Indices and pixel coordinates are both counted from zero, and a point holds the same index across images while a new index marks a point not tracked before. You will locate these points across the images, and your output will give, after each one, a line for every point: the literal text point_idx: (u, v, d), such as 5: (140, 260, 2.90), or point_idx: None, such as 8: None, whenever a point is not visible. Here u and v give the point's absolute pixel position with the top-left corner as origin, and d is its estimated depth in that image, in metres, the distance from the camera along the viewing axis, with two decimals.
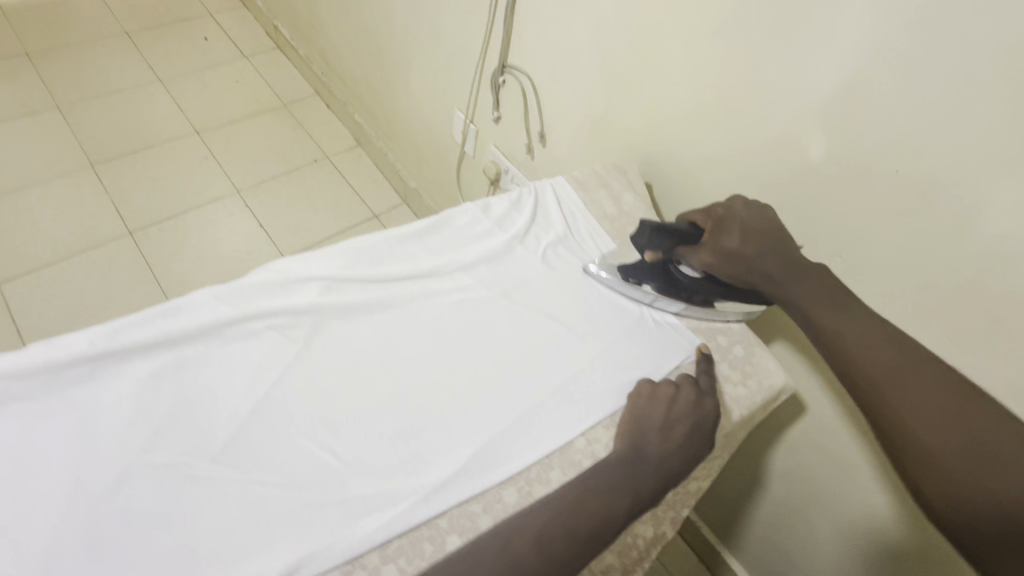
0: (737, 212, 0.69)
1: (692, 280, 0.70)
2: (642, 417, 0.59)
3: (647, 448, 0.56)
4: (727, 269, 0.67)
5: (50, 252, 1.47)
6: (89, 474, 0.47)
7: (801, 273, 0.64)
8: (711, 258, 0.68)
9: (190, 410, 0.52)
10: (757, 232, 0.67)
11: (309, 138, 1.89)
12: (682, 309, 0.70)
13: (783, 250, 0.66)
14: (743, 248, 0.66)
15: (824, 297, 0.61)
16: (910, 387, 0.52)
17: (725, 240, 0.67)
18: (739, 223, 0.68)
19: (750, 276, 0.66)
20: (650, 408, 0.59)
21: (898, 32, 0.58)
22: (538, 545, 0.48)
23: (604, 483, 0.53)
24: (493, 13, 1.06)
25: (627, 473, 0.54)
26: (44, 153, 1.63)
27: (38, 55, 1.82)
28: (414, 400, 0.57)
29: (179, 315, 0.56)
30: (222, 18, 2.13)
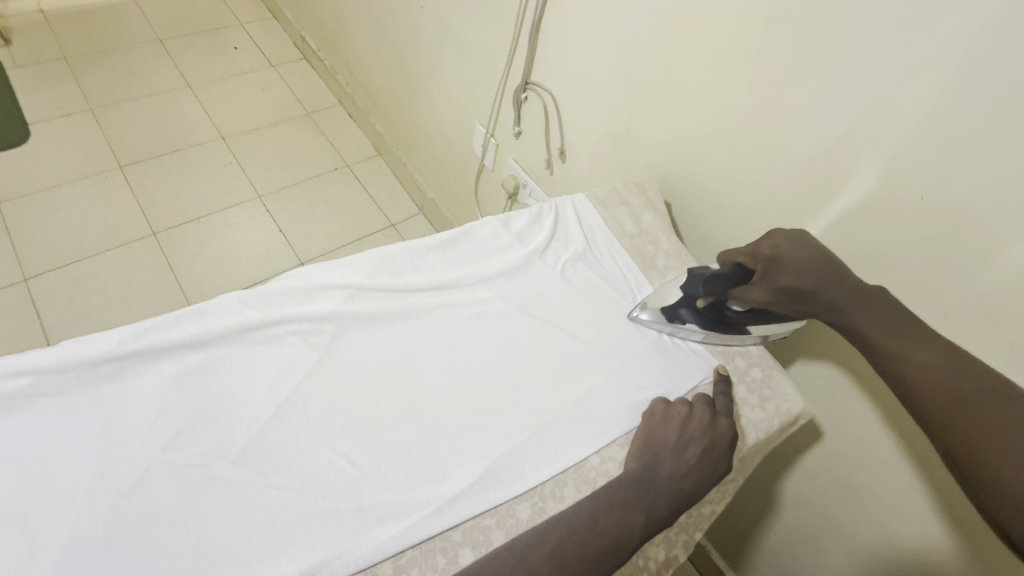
0: (782, 244, 0.67)
1: (740, 312, 0.69)
2: (656, 436, 0.59)
3: (660, 467, 0.56)
4: (783, 304, 0.65)
5: (77, 250, 1.51)
6: (112, 471, 0.48)
7: (863, 302, 0.63)
8: (768, 297, 0.65)
9: (211, 411, 0.52)
10: (809, 266, 0.65)
11: (331, 147, 1.92)
12: (726, 329, 0.70)
13: (841, 280, 0.65)
14: (799, 284, 0.64)
15: (887, 327, 0.60)
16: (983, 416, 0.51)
17: (779, 279, 0.65)
18: (789, 258, 0.66)
19: (805, 308, 0.65)
20: (665, 428, 0.59)
21: (927, 62, 0.58)
22: (552, 560, 0.47)
23: (618, 500, 0.53)
24: (518, 31, 1.08)
25: (640, 492, 0.54)
26: (76, 153, 1.68)
27: (75, 59, 1.89)
28: (431, 410, 0.58)
29: (205, 317, 0.57)
30: (251, 28, 2.19)
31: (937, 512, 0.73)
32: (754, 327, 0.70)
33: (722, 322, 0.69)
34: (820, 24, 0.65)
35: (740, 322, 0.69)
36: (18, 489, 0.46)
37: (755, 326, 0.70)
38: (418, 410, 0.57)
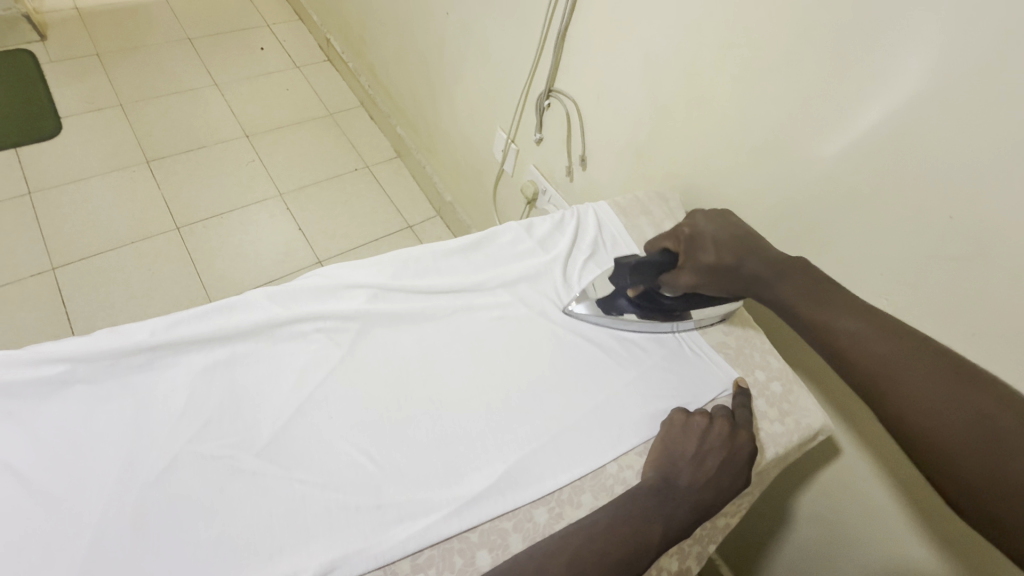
0: (700, 224, 0.70)
1: (673, 299, 0.71)
2: (674, 446, 0.59)
3: (678, 478, 0.56)
4: (713, 284, 0.67)
5: (103, 242, 1.54)
6: (141, 459, 0.49)
7: (785, 274, 0.63)
8: (694, 278, 0.67)
9: (237, 404, 0.53)
10: (728, 241, 0.67)
11: (352, 147, 1.95)
12: (663, 316, 0.71)
13: (761, 252, 0.66)
14: (722, 261, 0.66)
15: (809, 295, 0.60)
16: (912, 381, 0.51)
17: (700, 256, 0.67)
18: (706, 234, 0.68)
19: (734, 288, 0.66)
20: (683, 438, 0.59)
21: (960, 82, 0.58)
22: (571, 568, 0.47)
23: (636, 509, 0.53)
24: (544, 39, 1.09)
25: (657, 502, 0.54)
26: (105, 147, 1.72)
27: (107, 56, 1.94)
28: (451, 411, 0.58)
29: (233, 312, 0.58)
30: (277, 29, 2.23)
31: (959, 535, 0.71)
32: (696, 311, 0.72)
33: (659, 310, 0.71)
34: (851, 39, 0.65)
35: (677, 306, 0.71)
36: (51, 472, 0.47)
37: (696, 310, 0.72)
38: (438, 410, 0.58)
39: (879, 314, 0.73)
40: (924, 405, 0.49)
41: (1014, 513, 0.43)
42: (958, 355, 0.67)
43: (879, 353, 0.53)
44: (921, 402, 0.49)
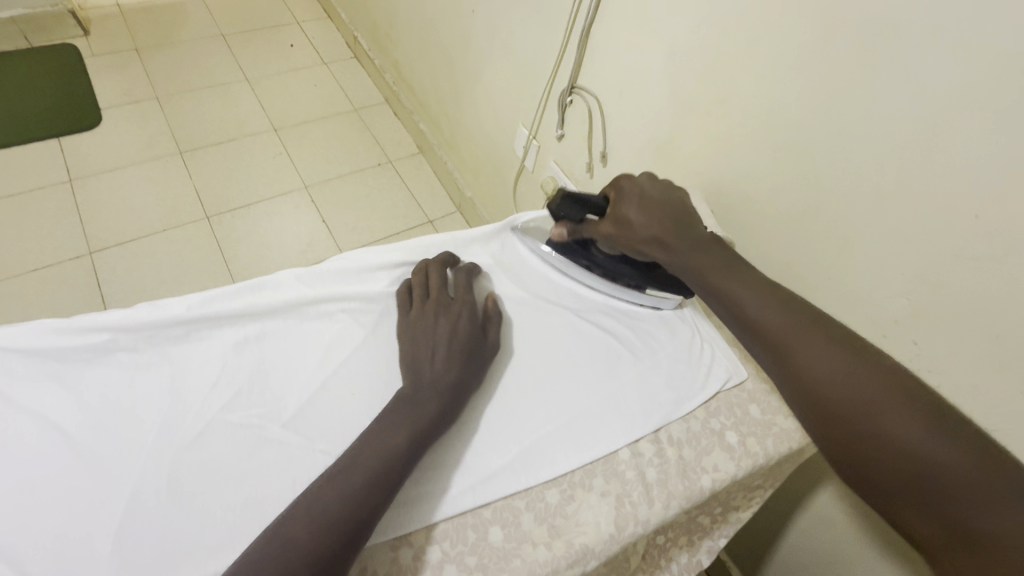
0: (640, 185, 0.69)
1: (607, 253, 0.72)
2: (447, 326, 0.59)
3: (426, 372, 0.56)
4: (629, 242, 0.68)
5: (136, 228, 1.60)
6: (177, 425, 0.52)
7: (699, 244, 0.64)
8: (611, 229, 0.69)
9: (266, 377, 0.56)
10: (656, 203, 0.67)
11: (376, 143, 1.99)
12: (601, 274, 0.73)
13: (684, 220, 0.66)
14: (642, 219, 0.67)
15: (716, 264, 0.62)
16: (812, 351, 0.52)
17: (625, 213, 0.68)
18: (637, 198, 0.68)
19: (650, 249, 0.66)
20: (445, 316, 0.61)
21: (988, 80, 0.58)
22: (314, 509, 0.45)
23: (418, 387, 0.55)
24: (568, 35, 1.10)
25: (405, 407, 0.53)
26: (141, 138, 1.79)
27: (144, 51, 2.01)
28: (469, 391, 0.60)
29: (265, 290, 0.61)
30: (307, 27, 2.29)
31: None
32: (651, 288, 0.72)
33: (592, 262, 0.73)
34: (878, 35, 0.65)
35: (615, 268, 0.72)
36: (95, 433, 0.50)
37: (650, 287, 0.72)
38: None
39: (899, 314, 0.73)
40: (820, 372, 0.51)
41: (878, 463, 0.47)
42: (981, 356, 0.66)
43: (785, 323, 0.55)
44: (818, 369, 0.51)
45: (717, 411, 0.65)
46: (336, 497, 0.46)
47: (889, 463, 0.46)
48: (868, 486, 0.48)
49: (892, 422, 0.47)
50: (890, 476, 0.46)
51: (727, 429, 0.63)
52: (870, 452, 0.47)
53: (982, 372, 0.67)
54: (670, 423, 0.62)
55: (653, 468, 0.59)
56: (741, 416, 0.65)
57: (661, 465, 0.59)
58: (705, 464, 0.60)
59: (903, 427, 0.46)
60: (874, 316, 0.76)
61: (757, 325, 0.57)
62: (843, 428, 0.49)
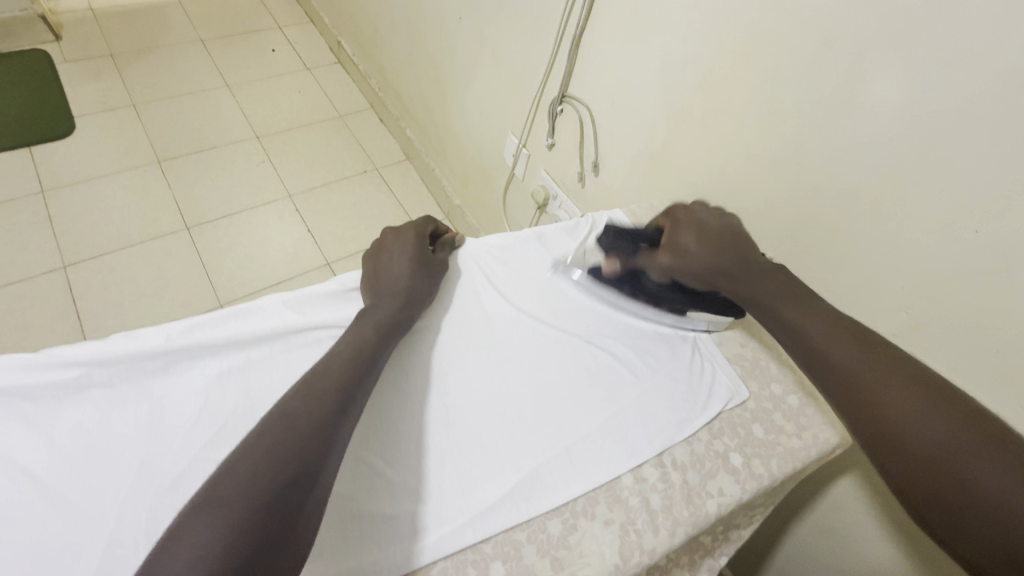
0: (696, 214, 0.69)
1: (657, 284, 0.69)
2: (395, 255, 0.67)
3: (383, 286, 0.63)
4: (690, 271, 0.66)
5: (114, 241, 1.55)
6: (156, 465, 0.49)
7: (757, 273, 0.64)
8: (670, 260, 0.67)
9: (252, 409, 0.53)
10: (715, 231, 0.67)
11: (361, 150, 1.96)
12: (646, 300, 0.71)
13: (742, 251, 0.66)
14: (699, 246, 0.66)
15: (781, 293, 0.62)
16: (880, 379, 0.51)
17: (682, 240, 0.67)
18: (696, 225, 0.68)
19: (711, 279, 0.65)
20: (392, 244, 0.69)
21: (987, 96, 0.57)
22: (305, 389, 0.48)
23: (377, 294, 0.62)
24: (558, 45, 1.09)
25: (365, 311, 0.59)
26: (117, 147, 1.73)
27: (120, 56, 1.95)
28: (468, 417, 0.58)
29: (250, 317, 0.58)
30: (289, 32, 2.24)
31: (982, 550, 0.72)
32: (692, 313, 0.71)
33: (642, 290, 0.70)
34: (875, 50, 0.64)
35: (661, 296, 0.70)
36: (67, 476, 0.47)
37: (692, 312, 0.71)
38: (449, 418, 0.58)
39: (898, 328, 0.73)
40: (890, 405, 0.50)
41: (958, 508, 0.43)
42: (982, 370, 0.66)
43: (854, 357, 0.54)
44: (888, 401, 0.50)
45: (720, 432, 0.64)
46: (302, 398, 0.47)
47: (964, 501, 0.43)
48: (943, 530, 0.44)
49: (974, 462, 0.44)
50: (971, 515, 0.43)
51: (731, 451, 0.62)
52: (945, 487, 0.44)
53: (983, 387, 0.66)
54: (673, 445, 0.61)
55: (657, 494, 0.57)
56: (745, 437, 0.64)
57: (665, 490, 0.58)
58: (710, 489, 0.59)
59: (980, 460, 0.44)
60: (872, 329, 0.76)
61: (825, 354, 0.56)
62: (914, 464, 0.46)
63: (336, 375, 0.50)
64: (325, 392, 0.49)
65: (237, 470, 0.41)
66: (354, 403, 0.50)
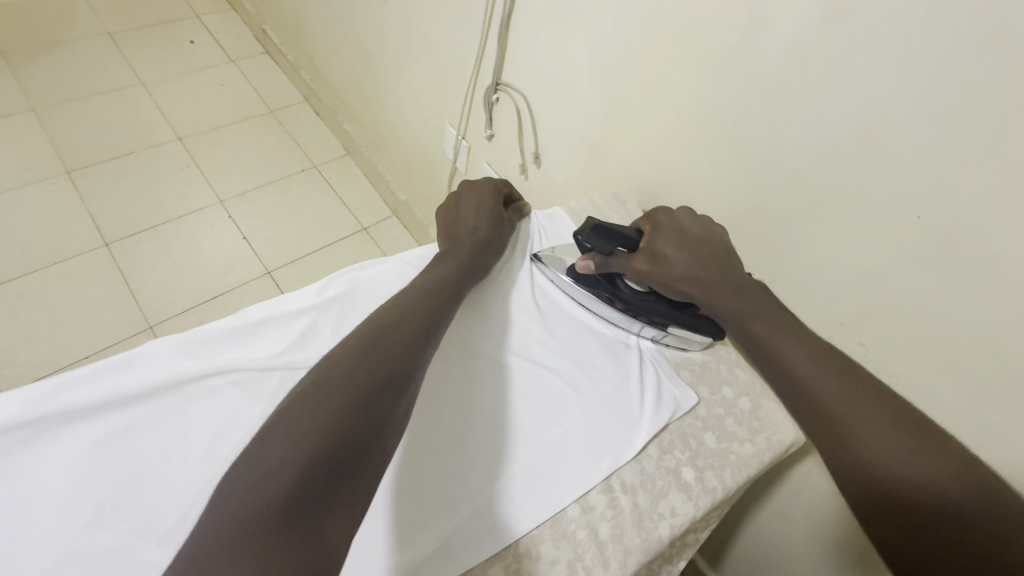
0: (678, 218, 0.64)
1: (635, 289, 0.67)
2: (473, 214, 0.70)
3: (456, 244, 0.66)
4: (667, 281, 0.62)
5: (20, 264, 1.40)
6: (14, 564, 0.41)
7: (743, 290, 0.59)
8: (646, 266, 0.63)
9: (136, 481, 0.46)
10: (698, 240, 0.62)
11: (297, 147, 1.83)
12: (624, 307, 0.67)
13: (728, 263, 0.61)
14: (676, 255, 0.61)
15: (766, 317, 0.57)
16: (863, 418, 0.47)
17: (662, 248, 0.62)
18: (677, 233, 0.62)
19: (690, 288, 0.61)
20: (471, 204, 0.72)
21: (922, 77, 0.54)
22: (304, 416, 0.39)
23: (451, 252, 0.65)
24: (488, 28, 1.02)
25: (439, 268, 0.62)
26: (17, 158, 1.56)
27: (13, 55, 1.75)
28: (424, 442, 0.53)
29: (131, 370, 0.50)
30: (209, 21, 2.07)
31: None
32: (673, 328, 0.67)
33: (617, 297, 0.67)
34: (809, 28, 0.60)
35: (640, 305, 0.67)
36: None
37: (672, 326, 0.67)
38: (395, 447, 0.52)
39: (845, 316, 0.71)
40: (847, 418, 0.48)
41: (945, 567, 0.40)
42: (927, 355, 0.65)
43: (840, 389, 0.49)
44: (872, 442, 0.46)
45: (671, 446, 0.60)
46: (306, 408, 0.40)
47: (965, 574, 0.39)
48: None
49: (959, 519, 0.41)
50: (920, 534, 0.42)
51: (683, 465, 0.59)
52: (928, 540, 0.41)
53: (930, 373, 0.65)
54: (621, 467, 0.57)
55: (605, 524, 0.53)
56: (697, 448, 0.60)
57: (614, 518, 0.54)
58: (661, 510, 0.55)
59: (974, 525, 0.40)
60: (819, 319, 0.74)
61: (807, 381, 0.51)
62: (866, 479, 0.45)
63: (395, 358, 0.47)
64: (366, 386, 0.43)
65: (278, 448, 0.37)
66: (410, 385, 0.47)
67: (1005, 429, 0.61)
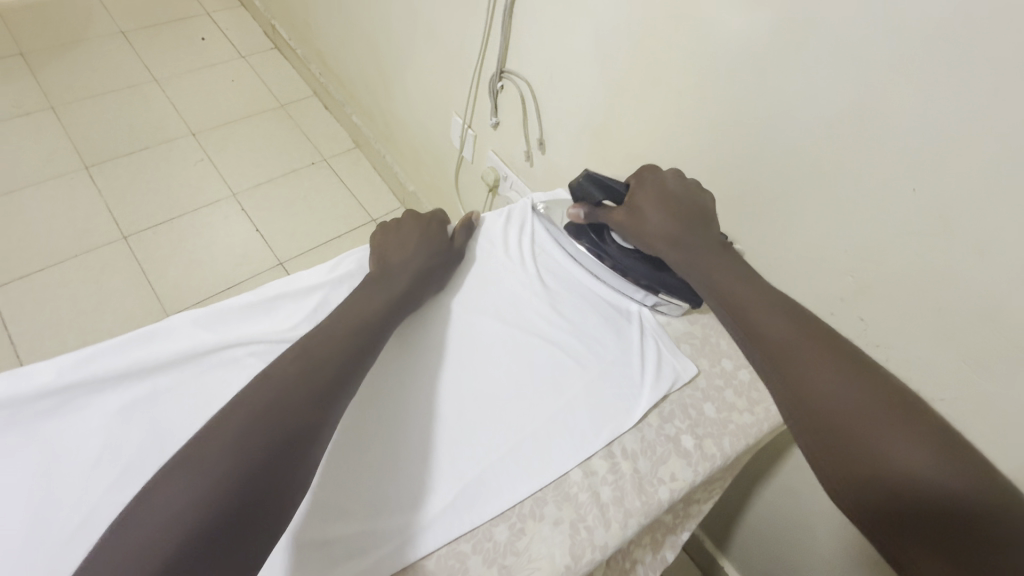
0: (663, 176, 0.68)
1: (618, 245, 0.70)
2: (409, 234, 0.69)
3: (392, 262, 0.64)
4: (643, 236, 0.65)
5: (44, 257, 1.45)
6: (53, 516, 0.44)
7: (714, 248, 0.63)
8: (625, 218, 0.67)
9: (162, 443, 0.48)
10: (676, 198, 0.65)
11: (307, 140, 1.86)
12: (611, 265, 0.71)
13: (700, 224, 0.65)
14: (655, 211, 0.65)
15: (731, 273, 0.60)
16: (818, 369, 0.49)
17: (643, 204, 0.66)
18: (657, 193, 0.66)
19: (664, 245, 0.64)
20: (410, 225, 0.70)
21: (918, 51, 0.55)
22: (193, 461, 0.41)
23: (387, 271, 0.63)
24: (492, 17, 1.03)
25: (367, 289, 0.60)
26: (37, 155, 1.61)
27: (31, 55, 1.80)
28: (385, 433, 0.55)
29: (154, 341, 0.53)
30: (219, 17, 2.10)
31: None
32: (663, 294, 0.69)
33: (604, 253, 0.71)
34: (805, 5, 0.61)
35: (628, 267, 0.69)
36: None
37: (662, 292, 0.70)
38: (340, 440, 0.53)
39: (845, 291, 0.72)
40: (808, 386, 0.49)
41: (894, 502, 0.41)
42: (925, 327, 0.66)
43: (799, 341, 0.52)
44: (825, 387, 0.48)
45: (671, 415, 0.62)
46: (189, 465, 0.41)
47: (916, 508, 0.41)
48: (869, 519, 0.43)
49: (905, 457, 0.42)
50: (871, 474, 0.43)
51: (683, 433, 0.61)
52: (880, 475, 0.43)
53: (929, 345, 0.66)
54: (622, 434, 0.59)
55: (607, 487, 0.55)
56: (697, 418, 0.62)
57: (616, 482, 0.56)
58: (661, 475, 0.57)
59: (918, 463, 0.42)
60: (820, 296, 0.75)
61: (768, 335, 0.54)
62: (834, 441, 0.46)
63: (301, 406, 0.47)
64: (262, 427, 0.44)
65: (167, 508, 0.38)
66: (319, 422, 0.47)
67: (1002, 399, 0.62)
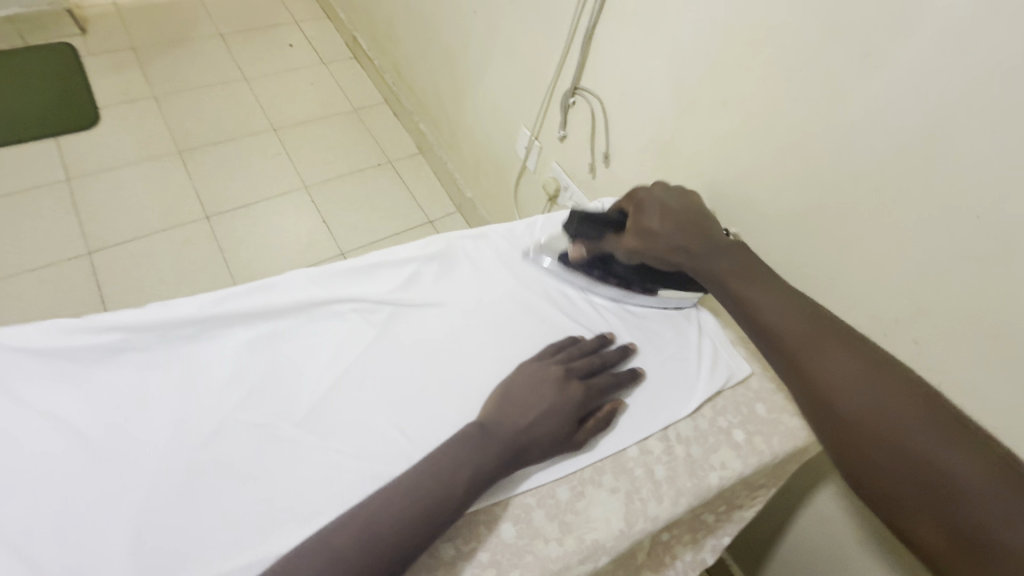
0: (657, 195, 0.72)
1: (625, 266, 0.73)
2: (538, 388, 0.57)
3: (500, 428, 0.53)
4: (655, 252, 0.70)
5: (137, 228, 1.60)
6: (189, 424, 0.52)
7: (718, 249, 0.68)
8: (636, 243, 0.71)
9: (278, 376, 0.56)
10: (675, 212, 0.70)
11: (375, 143, 1.99)
12: (617, 282, 0.74)
13: (701, 229, 0.70)
14: (662, 228, 0.70)
15: (741, 270, 0.66)
16: (833, 365, 0.56)
17: (645, 221, 0.71)
18: (658, 208, 0.71)
19: (677, 257, 0.69)
20: (546, 380, 0.58)
21: (988, 87, 0.59)
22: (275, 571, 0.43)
23: (496, 436, 0.53)
24: (572, 37, 1.11)
25: (470, 452, 0.51)
26: (139, 138, 1.78)
27: (142, 50, 2.00)
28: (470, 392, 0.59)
29: (274, 291, 0.61)
30: (307, 26, 2.28)
31: None
32: (663, 291, 0.74)
33: (611, 273, 0.74)
34: (881, 39, 0.66)
35: (632, 277, 0.73)
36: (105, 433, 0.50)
37: (663, 290, 0.74)
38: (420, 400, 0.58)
39: (901, 314, 0.74)
40: (840, 389, 0.55)
41: (902, 482, 0.49)
42: (980, 353, 0.67)
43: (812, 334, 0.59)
44: (841, 377, 0.55)
45: (724, 409, 0.66)
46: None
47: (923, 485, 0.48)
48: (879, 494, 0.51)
49: (917, 444, 0.50)
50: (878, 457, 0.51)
51: (734, 427, 0.64)
52: (891, 456, 0.50)
53: (983, 372, 0.68)
54: (677, 421, 0.63)
55: (661, 465, 0.59)
56: (748, 415, 0.66)
57: (669, 462, 0.60)
58: (712, 462, 0.61)
59: (925, 446, 0.49)
60: (875, 318, 0.77)
61: (777, 330, 0.61)
62: (852, 430, 0.53)
63: (462, 449, 0.51)
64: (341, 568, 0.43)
65: None
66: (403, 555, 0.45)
67: None
